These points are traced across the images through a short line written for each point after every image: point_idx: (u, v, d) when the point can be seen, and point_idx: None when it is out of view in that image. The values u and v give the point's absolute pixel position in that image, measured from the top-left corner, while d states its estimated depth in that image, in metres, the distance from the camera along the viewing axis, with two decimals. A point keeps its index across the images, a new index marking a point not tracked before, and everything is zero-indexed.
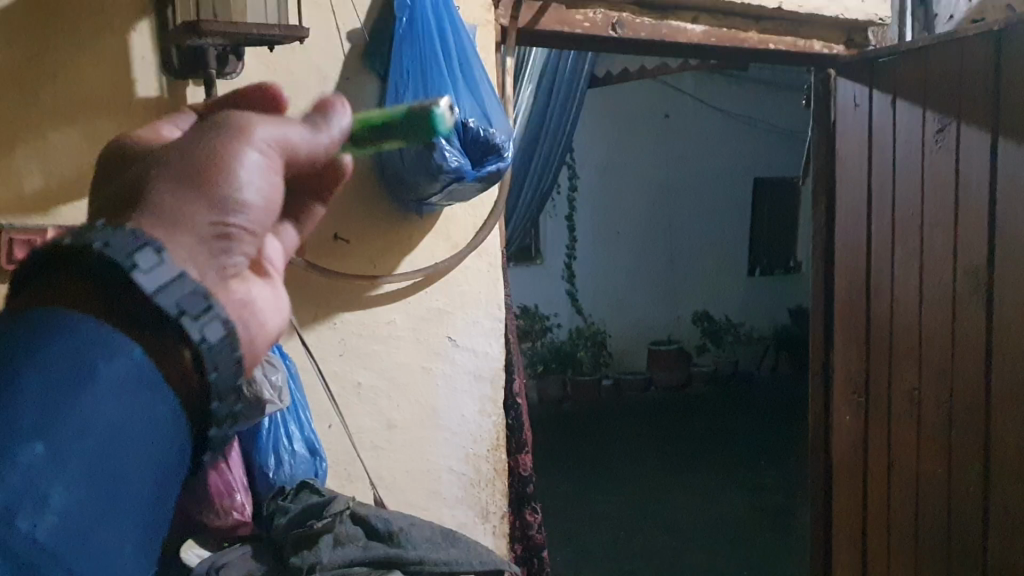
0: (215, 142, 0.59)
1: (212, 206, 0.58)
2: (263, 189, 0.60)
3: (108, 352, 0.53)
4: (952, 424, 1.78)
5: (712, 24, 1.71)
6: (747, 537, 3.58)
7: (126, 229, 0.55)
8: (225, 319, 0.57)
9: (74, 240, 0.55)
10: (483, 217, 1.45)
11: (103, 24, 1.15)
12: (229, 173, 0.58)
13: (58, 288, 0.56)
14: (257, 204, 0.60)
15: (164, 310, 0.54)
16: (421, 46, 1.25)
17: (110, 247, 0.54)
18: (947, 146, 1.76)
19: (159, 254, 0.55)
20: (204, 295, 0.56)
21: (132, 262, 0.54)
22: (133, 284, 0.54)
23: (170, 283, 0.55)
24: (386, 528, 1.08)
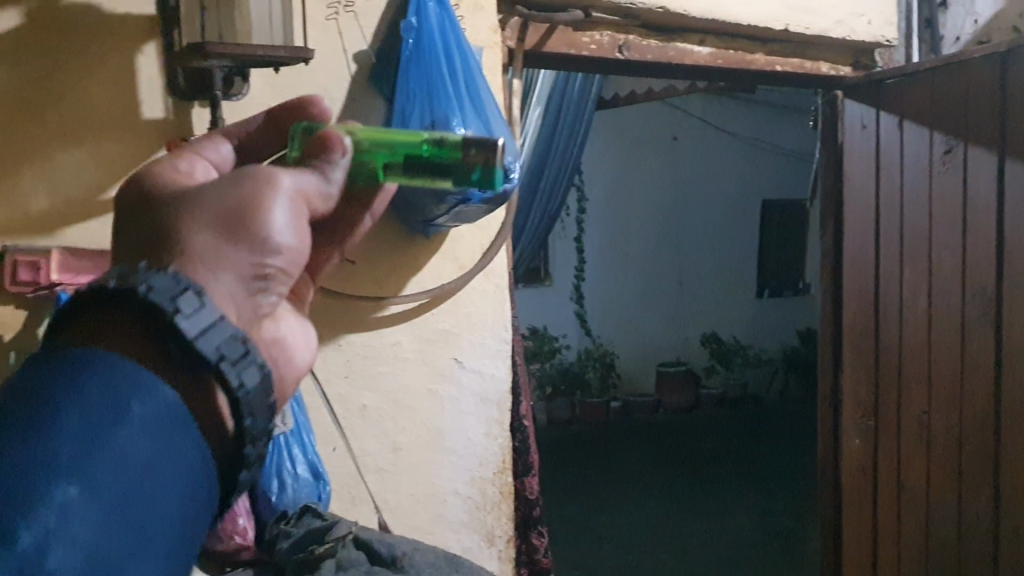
0: (249, 191, 0.59)
1: (249, 251, 0.59)
2: (295, 235, 0.61)
3: (147, 392, 0.53)
4: (963, 448, 1.76)
5: (719, 46, 1.71)
6: (757, 561, 3.54)
7: (168, 271, 0.56)
8: (262, 364, 0.57)
9: (119, 282, 0.55)
10: (490, 238, 1.45)
11: (110, 45, 1.15)
12: (264, 221, 0.59)
13: (99, 328, 0.56)
14: (290, 249, 0.61)
15: (205, 355, 0.55)
16: (427, 67, 1.25)
17: (154, 291, 0.54)
18: (955, 168, 1.75)
19: (201, 298, 0.55)
20: (241, 340, 0.57)
21: (175, 306, 0.54)
22: (176, 328, 0.54)
23: (211, 327, 0.55)
24: (389, 554, 1.07)
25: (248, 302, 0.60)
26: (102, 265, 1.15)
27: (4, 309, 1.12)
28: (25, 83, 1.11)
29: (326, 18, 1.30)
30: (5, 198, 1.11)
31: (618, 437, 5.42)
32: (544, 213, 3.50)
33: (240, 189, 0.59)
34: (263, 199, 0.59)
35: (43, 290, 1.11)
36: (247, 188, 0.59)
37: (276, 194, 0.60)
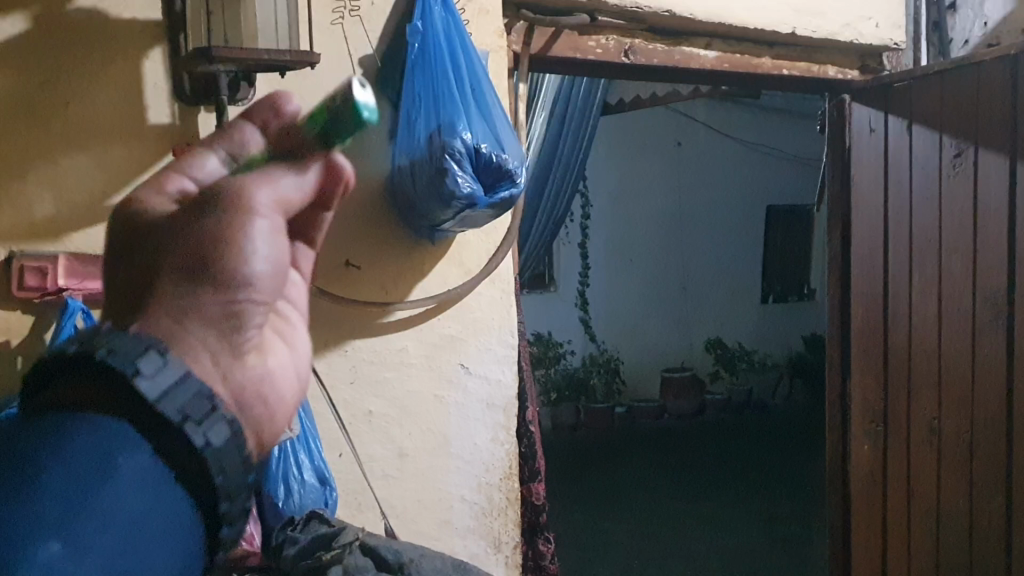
0: (214, 224, 0.50)
1: (218, 289, 0.51)
2: (273, 257, 0.51)
3: (129, 448, 0.49)
4: (974, 454, 1.75)
5: (726, 50, 1.71)
6: (763, 567, 3.52)
7: (129, 332, 0.50)
8: (231, 420, 0.51)
9: (82, 346, 0.51)
10: (496, 244, 1.44)
11: (116, 50, 1.15)
12: (234, 248, 0.50)
13: (70, 390, 0.51)
14: (266, 271, 0.51)
15: (168, 418, 0.49)
16: (432, 72, 1.24)
17: (112, 354, 0.49)
18: (965, 171, 1.74)
19: (163, 356, 0.50)
20: (208, 397, 0.50)
21: (135, 368, 0.49)
22: (136, 391, 0.49)
23: (175, 386, 0.50)
24: (397, 559, 1.06)
25: (222, 340, 0.52)
26: None
27: (11, 315, 1.12)
28: (30, 88, 1.11)
29: (331, 22, 1.30)
30: (10, 203, 1.11)
31: (623, 443, 5.41)
32: (549, 218, 3.49)
33: (202, 218, 0.50)
34: (231, 230, 0.50)
35: (49, 296, 1.12)
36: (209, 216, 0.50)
37: (249, 219, 0.50)
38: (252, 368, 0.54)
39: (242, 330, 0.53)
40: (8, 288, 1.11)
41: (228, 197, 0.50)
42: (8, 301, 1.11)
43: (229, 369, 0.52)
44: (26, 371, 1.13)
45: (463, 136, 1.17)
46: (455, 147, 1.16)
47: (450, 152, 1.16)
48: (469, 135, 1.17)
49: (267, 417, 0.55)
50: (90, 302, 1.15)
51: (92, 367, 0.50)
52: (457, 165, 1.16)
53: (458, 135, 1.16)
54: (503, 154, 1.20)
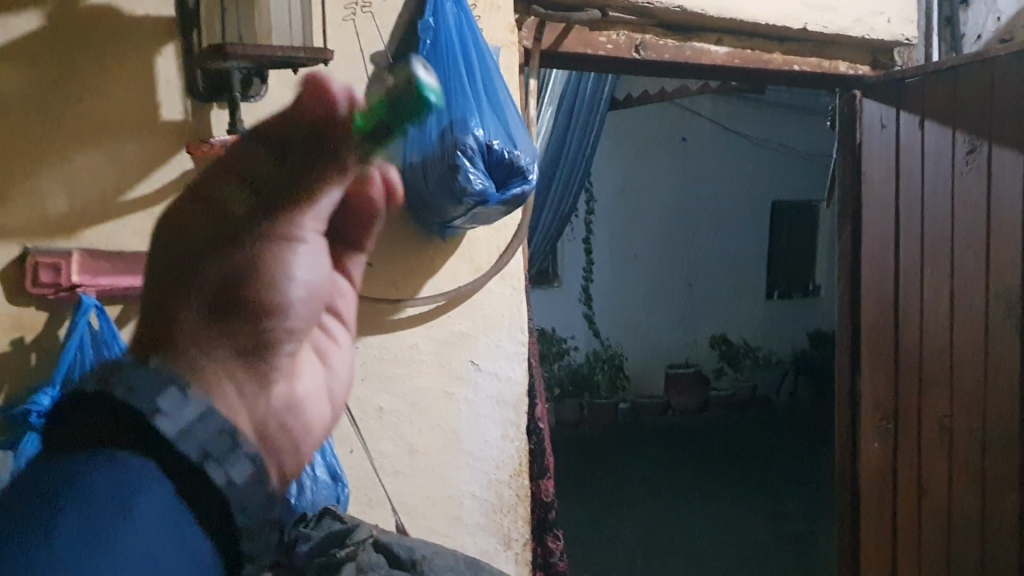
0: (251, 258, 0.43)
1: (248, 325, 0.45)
2: (309, 276, 0.47)
3: (146, 485, 0.45)
4: (987, 452, 1.77)
5: (736, 46, 1.70)
6: (768, 563, 3.54)
7: (149, 366, 0.46)
8: (255, 456, 0.47)
9: (97, 384, 0.47)
10: (506, 240, 1.44)
11: (129, 46, 1.15)
12: (269, 286, 0.44)
13: (71, 436, 0.46)
14: (301, 298, 0.47)
15: (188, 456, 0.46)
16: (444, 68, 1.24)
17: (132, 390, 0.46)
18: (979, 168, 1.75)
19: (183, 393, 0.46)
20: (230, 432, 0.46)
21: (154, 406, 0.46)
22: (155, 429, 0.46)
23: (196, 423, 0.46)
24: (409, 557, 1.07)
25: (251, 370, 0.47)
26: (121, 267, 1.16)
27: (25, 311, 1.12)
28: (44, 84, 1.11)
29: (343, 18, 1.29)
30: (23, 199, 1.11)
31: (628, 439, 5.42)
32: (556, 214, 3.50)
33: (228, 245, 0.43)
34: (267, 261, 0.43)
35: (64, 292, 1.12)
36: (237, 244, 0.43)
37: (287, 247, 0.44)
38: (285, 397, 0.49)
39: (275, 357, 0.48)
40: (21, 285, 1.11)
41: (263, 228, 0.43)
42: (21, 297, 1.11)
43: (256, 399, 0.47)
44: (40, 366, 1.13)
45: (476, 133, 1.17)
46: (467, 143, 1.16)
47: (462, 149, 1.16)
48: (480, 132, 1.17)
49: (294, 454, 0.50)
50: (104, 299, 1.16)
51: (106, 404, 0.46)
52: (469, 161, 1.16)
53: (470, 132, 1.17)
54: (515, 150, 1.20)
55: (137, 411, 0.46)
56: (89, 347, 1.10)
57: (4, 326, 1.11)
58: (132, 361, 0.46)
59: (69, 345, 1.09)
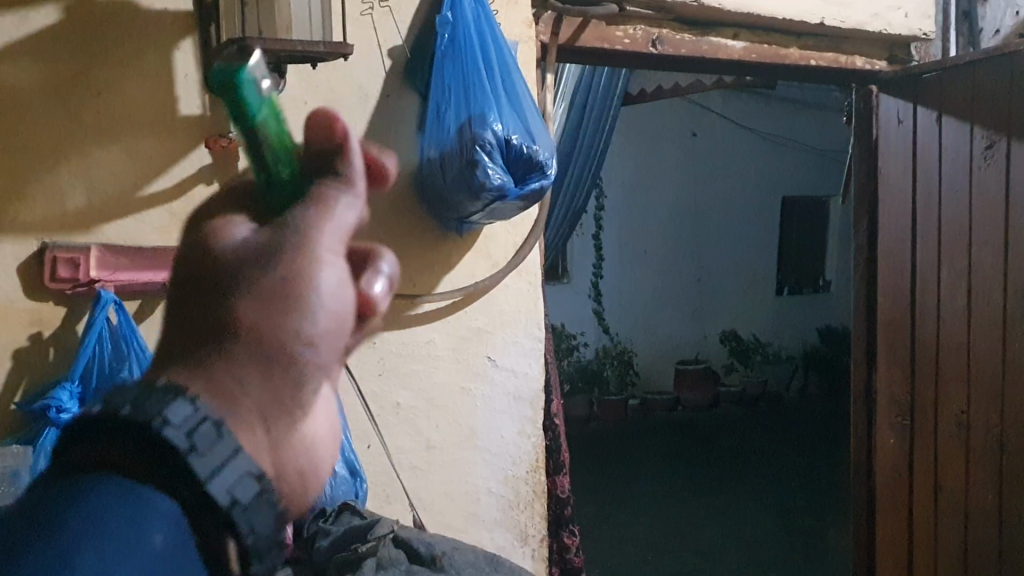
0: (275, 282, 0.40)
1: (276, 358, 0.40)
2: (338, 306, 0.41)
3: (159, 523, 0.40)
4: (1003, 448, 1.75)
5: (753, 41, 1.69)
6: (780, 560, 3.53)
7: (180, 392, 0.40)
8: (280, 509, 0.42)
9: (123, 409, 0.40)
10: (523, 236, 1.44)
11: (147, 41, 1.15)
12: (294, 311, 0.40)
13: (94, 447, 0.41)
14: (332, 330, 0.41)
15: (213, 502, 0.40)
16: (462, 63, 1.24)
17: (164, 421, 0.40)
18: (997, 163, 1.74)
19: (215, 427, 0.40)
20: (257, 478, 0.41)
21: (186, 440, 0.40)
22: (184, 466, 0.40)
23: (228, 464, 0.40)
24: (429, 552, 1.06)
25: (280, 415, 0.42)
26: (139, 262, 1.16)
27: (44, 306, 1.12)
28: (62, 79, 1.11)
29: (361, 14, 1.29)
30: (42, 194, 1.11)
31: (637, 435, 5.42)
32: (568, 210, 3.49)
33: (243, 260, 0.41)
34: (291, 273, 0.40)
35: (82, 287, 1.12)
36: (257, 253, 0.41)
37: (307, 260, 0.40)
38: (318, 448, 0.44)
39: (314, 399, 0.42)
40: (39, 279, 1.11)
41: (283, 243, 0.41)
42: (39, 293, 1.11)
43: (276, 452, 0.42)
44: (58, 362, 1.12)
45: (495, 127, 1.16)
46: (486, 137, 1.15)
47: (481, 143, 1.15)
48: (500, 126, 1.16)
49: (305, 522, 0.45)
50: (123, 294, 1.16)
51: (132, 428, 0.40)
52: (488, 156, 1.16)
53: (489, 126, 1.16)
54: (534, 145, 1.19)
55: (165, 440, 0.40)
56: (107, 342, 1.11)
57: (22, 321, 1.11)
58: (163, 379, 0.41)
59: (87, 340, 1.09)
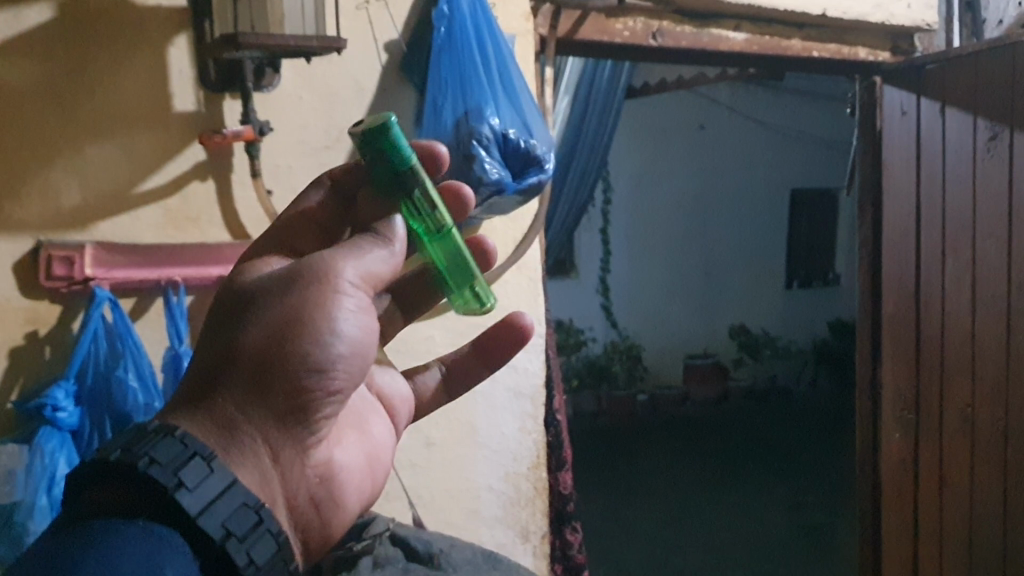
0: (314, 297, 0.68)
1: (315, 356, 0.67)
2: (355, 332, 0.70)
3: (167, 549, 0.58)
4: (1009, 441, 1.74)
5: (755, 32, 1.67)
6: (790, 558, 3.48)
7: (172, 437, 0.62)
8: (274, 533, 0.62)
9: (123, 455, 0.61)
10: (523, 230, 1.43)
11: (141, 37, 1.14)
12: (327, 321, 0.68)
13: (111, 496, 0.61)
14: (350, 335, 0.69)
15: (210, 533, 0.59)
16: (459, 56, 1.23)
17: (156, 464, 0.60)
18: (1000, 156, 1.73)
19: (208, 465, 0.62)
20: (252, 507, 0.62)
21: (178, 480, 0.60)
22: (178, 504, 0.59)
23: (217, 499, 0.61)
24: (426, 550, 1.05)
25: (292, 430, 0.69)
26: (136, 258, 1.15)
27: (39, 304, 1.11)
28: (55, 75, 1.10)
29: (356, 8, 1.28)
30: (36, 192, 1.10)
31: (644, 431, 5.40)
32: (573, 203, 3.47)
33: (296, 299, 0.68)
34: (323, 298, 0.68)
35: (77, 285, 1.12)
36: (309, 287, 0.68)
37: (341, 297, 0.69)
38: (313, 468, 0.73)
39: (311, 425, 0.70)
40: (34, 278, 1.11)
41: (322, 276, 0.69)
42: (35, 291, 1.11)
43: (285, 464, 0.69)
44: (54, 359, 1.12)
45: (491, 122, 1.16)
46: (483, 132, 1.15)
47: (478, 138, 1.15)
48: (496, 121, 1.16)
49: (318, 519, 0.74)
50: (118, 292, 1.15)
51: (134, 476, 0.61)
52: (485, 151, 1.15)
53: (485, 121, 1.16)
54: (530, 139, 1.18)
55: (160, 485, 0.60)
56: (102, 341, 1.10)
57: (17, 319, 1.10)
58: (159, 428, 0.64)
59: (81, 339, 1.09)
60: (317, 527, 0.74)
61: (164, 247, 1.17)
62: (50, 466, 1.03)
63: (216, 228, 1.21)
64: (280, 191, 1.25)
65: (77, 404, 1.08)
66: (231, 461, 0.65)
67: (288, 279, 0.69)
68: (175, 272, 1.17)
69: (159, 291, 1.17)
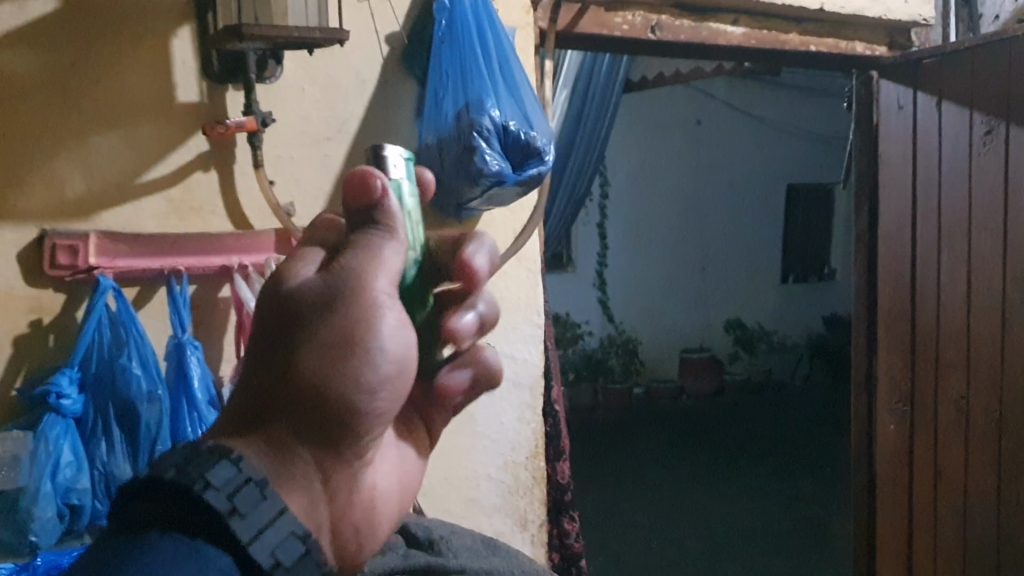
0: (351, 315, 0.65)
1: (359, 372, 0.65)
2: (396, 345, 0.67)
3: (207, 563, 0.55)
4: (1003, 433, 1.77)
5: (753, 26, 1.68)
6: (785, 550, 3.51)
7: (224, 463, 0.59)
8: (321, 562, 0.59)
9: (176, 473, 0.58)
10: (522, 222, 1.44)
11: (146, 29, 1.15)
12: (369, 339, 0.65)
13: (156, 511, 0.58)
14: (391, 349, 0.67)
15: (259, 562, 0.56)
16: (460, 47, 1.24)
17: (212, 488, 0.57)
18: (996, 149, 1.75)
19: (261, 490, 0.59)
20: (301, 537, 0.59)
21: (232, 506, 0.57)
22: (230, 530, 0.56)
23: (268, 528, 0.57)
24: (427, 537, 1.07)
25: (342, 452, 0.66)
26: (139, 248, 1.16)
27: (43, 293, 1.12)
28: (59, 66, 1.11)
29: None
30: (41, 183, 1.11)
31: (641, 424, 5.42)
32: (570, 198, 3.48)
33: (336, 316, 0.64)
34: (361, 317, 0.65)
35: (81, 273, 1.13)
36: (349, 302, 0.65)
37: (379, 310, 0.66)
38: (365, 494, 0.69)
39: (359, 445, 0.67)
40: (38, 267, 1.12)
41: (354, 286, 0.65)
42: (39, 280, 1.12)
43: (335, 489, 0.65)
44: (59, 348, 1.13)
45: (492, 114, 1.16)
46: (483, 124, 1.15)
47: (478, 130, 1.15)
48: (496, 113, 1.16)
49: (354, 546, 0.68)
50: (121, 281, 1.16)
51: (185, 495, 0.57)
52: (485, 143, 1.15)
53: (486, 112, 1.16)
54: (531, 131, 1.18)
55: (213, 509, 0.57)
56: (106, 329, 1.11)
57: (23, 307, 1.11)
58: (212, 449, 0.60)
59: (87, 327, 1.10)
60: (354, 549, 0.68)
61: (167, 237, 1.18)
62: (54, 453, 1.04)
63: (219, 219, 1.22)
64: (283, 182, 1.26)
65: (82, 391, 1.09)
66: (282, 487, 0.62)
67: (328, 293, 0.65)
68: (178, 261, 1.18)
69: (162, 280, 1.18)
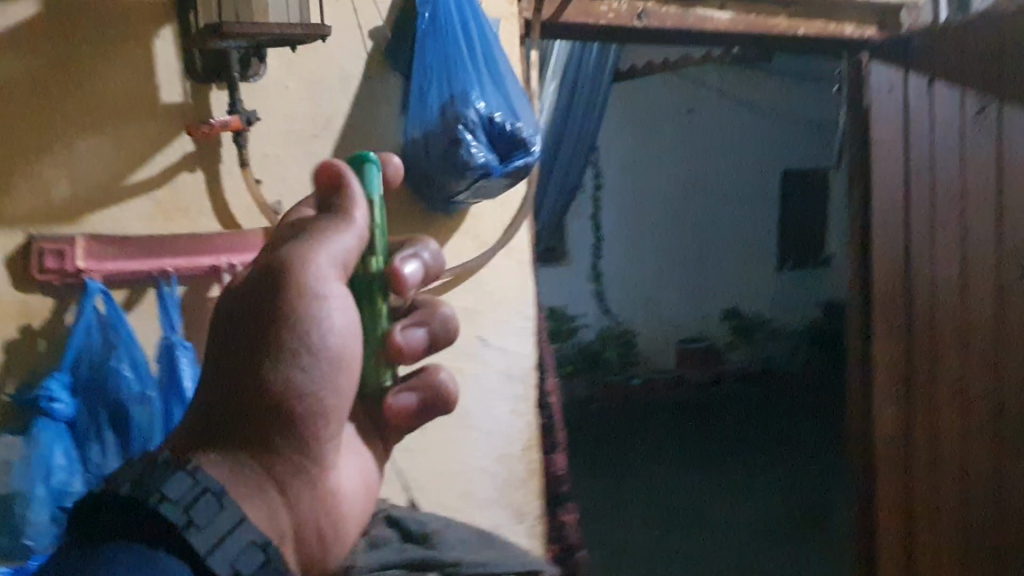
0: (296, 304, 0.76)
1: (306, 354, 0.76)
2: (339, 327, 0.78)
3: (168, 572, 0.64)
4: (1000, 412, 1.80)
5: (739, 11, 1.67)
6: (786, 536, 3.52)
7: (176, 476, 0.68)
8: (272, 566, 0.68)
9: (134, 489, 0.67)
10: (511, 214, 1.44)
11: (127, 30, 1.15)
12: (312, 324, 0.76)
13: (118, 525, 0.67)
14: (336, 330, 0.77)
15: (215, 569, 0.65)
16: (443, 38, 1.22)
17: (167, 500, 0.66)
18: (988, 127, 1.77)
19: (217, 502, 0.68)
20: (258, 547, 0.68)
21: (187, 519, 0.66)
22: (188, 541, 0.65)
23: (223, 541, 0.66)
24: (421, 530, 1.07)
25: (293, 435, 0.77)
26: (127, 250, 1.16)
27: (32, 298, 1.12)
28: (40, 69, 1.11)
29: None
30: (27, 186, 1.11)
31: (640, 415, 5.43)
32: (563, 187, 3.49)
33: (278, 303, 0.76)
34: (305, 304, 0.76)
35: (70, 277, 1.12)
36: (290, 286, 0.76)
37: (319, 287, 0.76)
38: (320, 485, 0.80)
39: (312, 432, 0.78)
40: (26, 273, 1.11)
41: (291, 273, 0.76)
42: (28, 284, 1.11)
43: (289, 486, 0.78)
44: (49, 353, 1.12)
45: (477, 106, 1.17)
46: (469, 116, 1.16)
47: (464, 122, 1.16)
48: (480, 105, 1.17)
49: (315, 516, 0.80)
50: (110, 283, 1.16)
51: (146, 511, 0.66)
52: (471, 135, 1.16)
53: (472, 105, 1.17)
54: (517, 121, 1.19)
55: (170, 519, 0.66)
56: (95, 333, 1.10)
57: (11, 312, 1.11)
58: (170, 462, 0.70)
59: (76, 331, 1.09)
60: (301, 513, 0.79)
61: (155, 238, 1.17)
62: (47, 456, 1.05)
63: (206, 218, 1.22)
64: (269, 179, 1.25)
65: (74, 395, 1.08)
66: (239, 494, 0.74)
67: (272, 277, 0.76)
68: (167, 261, 1.17)
69: (151, 282, 1.18)
